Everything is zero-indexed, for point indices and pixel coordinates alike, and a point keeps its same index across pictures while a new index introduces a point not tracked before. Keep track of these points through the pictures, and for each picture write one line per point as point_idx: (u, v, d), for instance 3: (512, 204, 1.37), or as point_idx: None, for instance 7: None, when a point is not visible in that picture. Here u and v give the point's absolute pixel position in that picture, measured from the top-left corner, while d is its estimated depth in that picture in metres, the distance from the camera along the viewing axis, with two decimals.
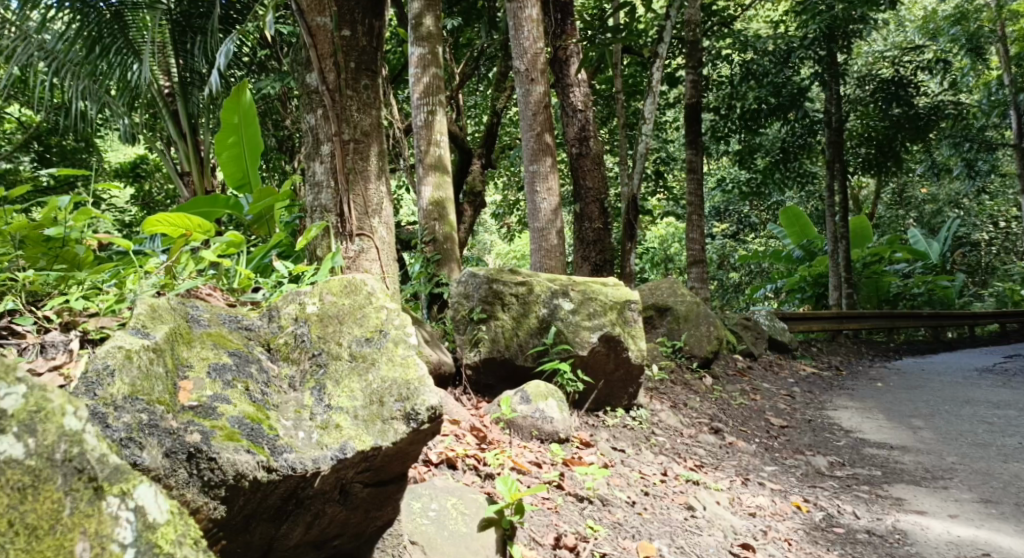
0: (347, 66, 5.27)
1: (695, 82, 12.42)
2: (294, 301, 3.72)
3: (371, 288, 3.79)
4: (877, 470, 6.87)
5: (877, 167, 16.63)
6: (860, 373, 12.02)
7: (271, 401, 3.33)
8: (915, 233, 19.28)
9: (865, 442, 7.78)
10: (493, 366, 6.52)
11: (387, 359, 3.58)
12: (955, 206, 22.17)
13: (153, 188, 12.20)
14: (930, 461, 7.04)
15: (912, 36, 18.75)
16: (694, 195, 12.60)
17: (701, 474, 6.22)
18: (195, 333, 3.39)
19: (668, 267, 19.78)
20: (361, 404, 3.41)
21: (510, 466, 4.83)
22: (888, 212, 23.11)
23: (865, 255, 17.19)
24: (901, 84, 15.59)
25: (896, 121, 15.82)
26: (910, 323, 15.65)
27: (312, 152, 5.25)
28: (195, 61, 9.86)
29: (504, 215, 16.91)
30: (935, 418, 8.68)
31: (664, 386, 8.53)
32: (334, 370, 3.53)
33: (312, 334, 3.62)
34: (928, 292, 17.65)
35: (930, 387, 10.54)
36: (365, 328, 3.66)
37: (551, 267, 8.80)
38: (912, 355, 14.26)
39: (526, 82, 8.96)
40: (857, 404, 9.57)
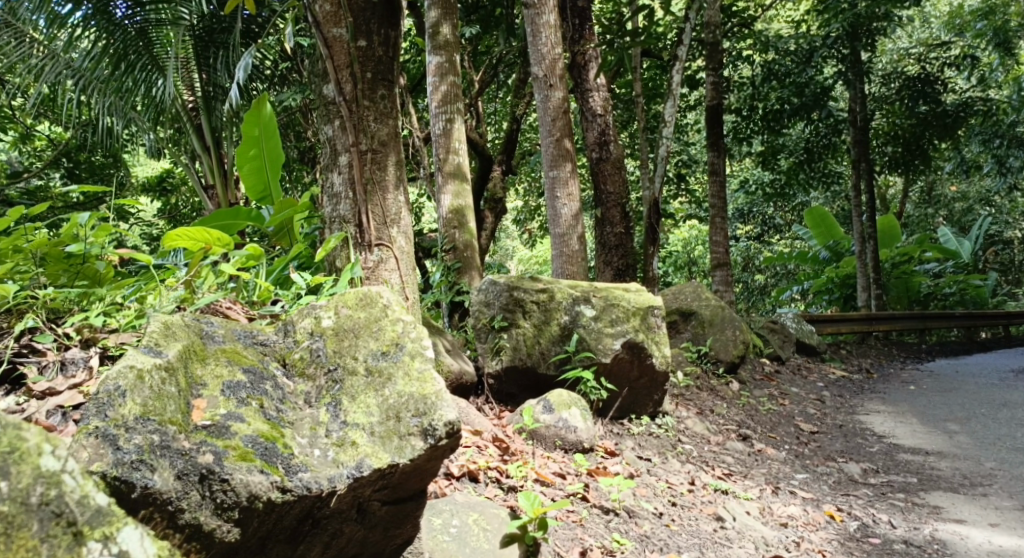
0: (363, 77, 5.20)
1: (716, 83, 12.30)
2: (309, 314, 3.70)
3: (387, 300, 3.73)
4: (912, 477, 6.75)
5: (904, 166, 16.46)
6: (891, 375, 11.84)
7: (286, 419, 3.32)
8: (945, 231, 19.03)
9: (899, 448, 7.65)
10: (514, 374, 6.50)
11: (403, 373, 3.52)
12: (984, 203, 21.84)
13: (180, 201, 12.26)
14: (967, 467, 6.91)
15: (937, 32, 18.49)
16: (717, 197, 12.51)
17: (729, 483, 6.14)
18: (210, 350, 3.40)
19: (692, 270, 19.63)
20: (377, 419, 3.37)
21: (533, 478, 4.77)
22: (916, 211, 22.82)
23: (893, 255, 16.81)
24: (929, 79, 15.56)
25: (923, 119, 15.72)
26: (940, 324, 15.44)
27: (330, 163, 5.32)
28: (219, 76, 9.89)
29: (527, 222, 16.88)
30: (970, 422, 8.52)
31: (690, 392, 8.45)
32: (350, 385, 3.49)
33: (327, 348, 3.59)
34: (962, 290, 17.63)
35: (964, 390, 10.35)
36: (381, 342, 3.61)
37: (572, 273, 8.75)
38: (943, 357, 14.05)
39: (544, 88, 8.90)
40: (889, 407, 9.42)
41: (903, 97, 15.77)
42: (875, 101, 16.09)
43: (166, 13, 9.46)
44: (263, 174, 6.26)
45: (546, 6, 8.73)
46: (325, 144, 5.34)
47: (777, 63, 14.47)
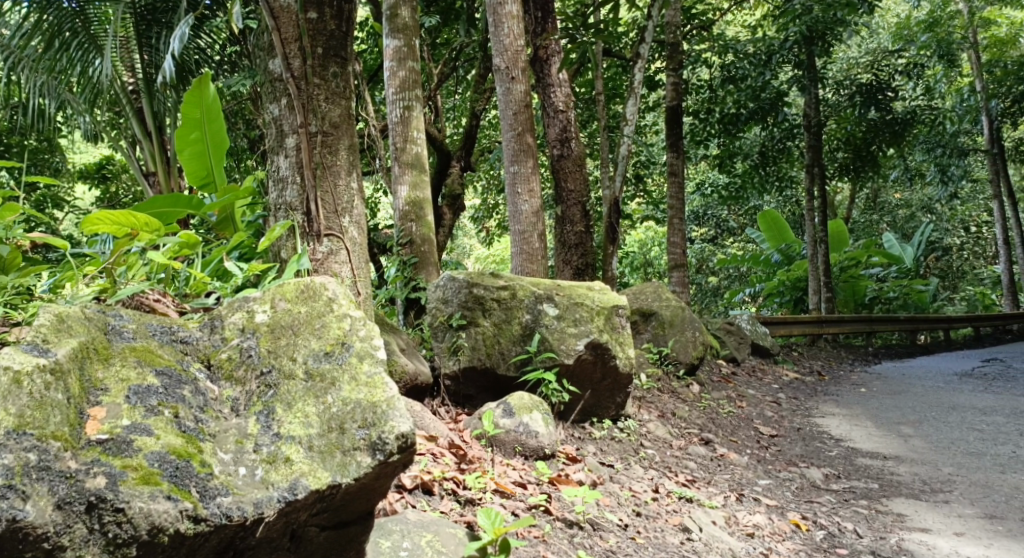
0: (314, 52, 4.86)
1: (676, 84, 12.09)
2: (241, 309, 3.39)
3: (331, 294, 3.42)
4: (873, 482, 6.54)
5: (853, 171, 16.47)
6: (844, 378, 11.73)
7: (207, 431, 2.95)
8: (890, 238, 18.96)
9: (857, 452, 7.46)
10: (472, 375, 6.19)
11: (350, 377, 3.17)
12: (927, 210, 22.08)
13: (120, 190, 11.69)
14: (925, 472, 6.72)
15: (886, 41, 18.65)
16: (674, 198, 12.30)
17: (693, 490, 5.87)
18: (115, 348, 3.04)
19: (648, 271, 19.43)
20: (317, 432, 3.02)
21: (492, 489, 4.47)
22: (863, 216, 22.93)
23: (842, 259, 16.73)
24: (880, 88, 15.07)
25: (873, 125, 15.66)
26: (888, 326, 15.42)
27: (276, 146, 4.95)
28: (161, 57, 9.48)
29: (483, 220, 16.51)
30: (924, 425, 8.37)
31: (651, 394, 8.18)
32: (287, 391, 3.14)
33: (261, 347, 3.26)
34: (904, 295, 17.41)
35: (913, 393, 10.27)
36: (324, 341, 3.27)
37: (532, 270, 8.43)
38: (892, 360, 14.00)
39: (506, 80, 8.55)
40: (844, 411, 9.26)
41: (855, 103, 15.33)
42: (829, 108, 15.89)
43: None
44: (205, 160, 5.85)
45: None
46: (270, 124, 4.97)
47: (735, 66, 14.24)
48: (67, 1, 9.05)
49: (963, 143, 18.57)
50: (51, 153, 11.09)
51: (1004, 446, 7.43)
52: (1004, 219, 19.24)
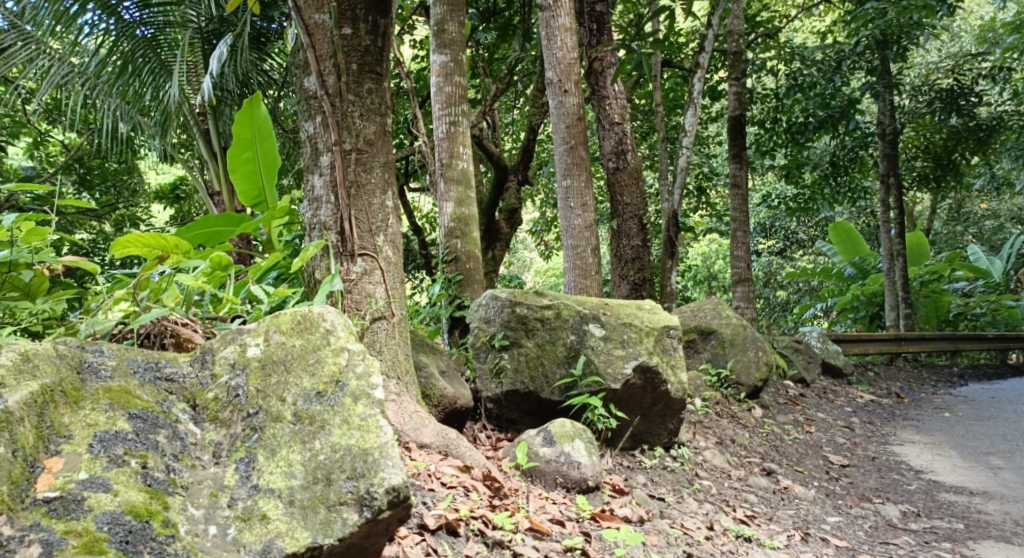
0: (348, 68, 4.80)
1: (739, 94, 11.77)
2: (234, 342, 3.41)
3: (329, 325, 3.47)
4: (958, 522, 6.12)
5: (934, 181, 15.93)
6: (925, 400, 11.16)
7: (179, 483, 2.96)
8: (976, 250, 18.17)
9: (939, 486, 7.03)
10: (515, 399, 6.02)
11: (342, 420, 3.21)
12: (1016, 221, 21.21)
13: (194, 209, 11.69)
14: (1018, 512, 6.28)
15: (965, 46, 17.92)
16: (739, 211, 11.90)
17: (752, 528, 5.56)
18: (88, 389, 3.08)
19: (712, 285, 19.06)
20: (300, 484, 3.05)
21: (525, 528, 4.23)
22: (944, 228, 22.05)
23: (921, 273, 15.99)
24: (962, 92, 14.52)
25: (954, 132, 14.96)
26: (972, 345, 14.73)
27: (310, 164, 4.89)
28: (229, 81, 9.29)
29: (542, 233, 16.28)
30: (1015, 456, 7.87)
31: (709, 419, 7.88)
32: (274, 435, 3.16)
33: (250, 386, 3.28)
34: (992, 311, 16.68)
35: (1003, 418, 9.69)
36: (318, 379, 3.31)
37: (586, 287, 8.17)
38: (977, 381, 13.33)
39: (559, 94, 8.35)
40: (924, 438, 8.79)
41: (935, 109, 14.70)
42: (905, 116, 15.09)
43: (176, 15, 9.22)
44: (257, 179, 5.76)
45: (562, 8, 8.25)
46: (304, 142, 4.91)
47: (801, 74, 13.59)
48: (139, 29, 9.14)
49: None
50: (129, 175, 11.14)
51: None
52: None
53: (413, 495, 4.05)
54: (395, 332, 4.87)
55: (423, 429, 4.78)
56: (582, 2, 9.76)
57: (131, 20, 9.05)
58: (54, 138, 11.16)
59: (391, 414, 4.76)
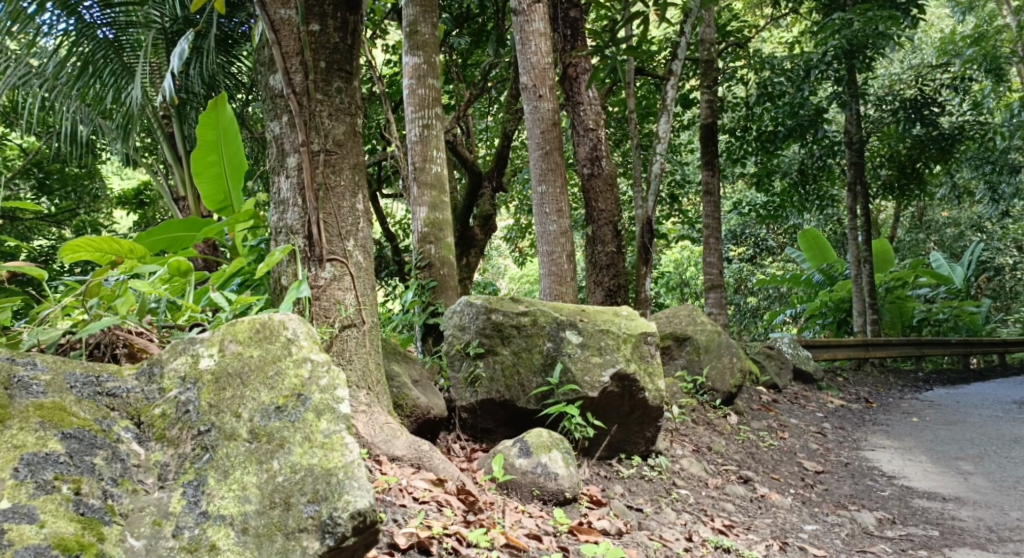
0: (316, 66, 4.69)
1: (711, 102, 11.73)
2: (185, 352, 3.24)
3: (290, 334, 3.32)
4: (932, 529, 6.03)
5: (898, 190, 15.76)
6: (893, 405, 11.14)
7: (117, 511, 2.81)
8: (937, 258, 18.08)
9: (912, 492, 6.94)
10: (491, 408, 5.88)
11: (303, 438, 3.06)
12: (977, 229, 21.46)
13: (158, 215, 11.42)
14: (991, 517, 6.20)
15: (928, 57, 18.15)
16: (710, 217, 11.85)
17: (731, 538, 5.43)
18: (18, 407, 2.90)
19: (684, 291, 18.99)
20: (255, 509, 2.91)
21: (501, 544, 4.06)
22: (908, 236, 22.25)
23: (887, 278, 16.19)
24: (926, 102, 14.67)
25: (918, 141, 14.94)
26: (937, 350, 14.76)
27: (276, 166, 4.80)
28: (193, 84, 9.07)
29: (516, 240, 16.14)
30: (984, 461, 7.82)
31: (685, 427, 7.75)
32: (226, 454, 3.01)
33: (202, 402, 3.12)
34: (955, 316, 16.77)
35: (969, 423, 9.68)
36: (278, 393, 3.16)
37: (562, 293, 8.02)
38: (943, 386, 13.35)
39: (533, 99, 8.23)
40: (896, 443, 8.73)
41: (899, 119, 14.87)
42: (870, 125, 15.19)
43: (138, 16, 8.92)
44: (223, 183, 5.56)
45: (536, 13, 8.13)
46: (270, 143, 4.81)
47: (771, 82, 13.68)
48: (100, 29, 8.84)
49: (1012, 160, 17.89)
50: (90, 180, 10.85)
51: None
52: None
53: (383, 513, 3.87)
54: (365, 340, 4.77)
55: (394, 442, 4.62)
56: (556, 7, 9.65)
57: (92, 21, 8.78)
58: (13, 141, 10.86)
59: (361, 426, 4.59)
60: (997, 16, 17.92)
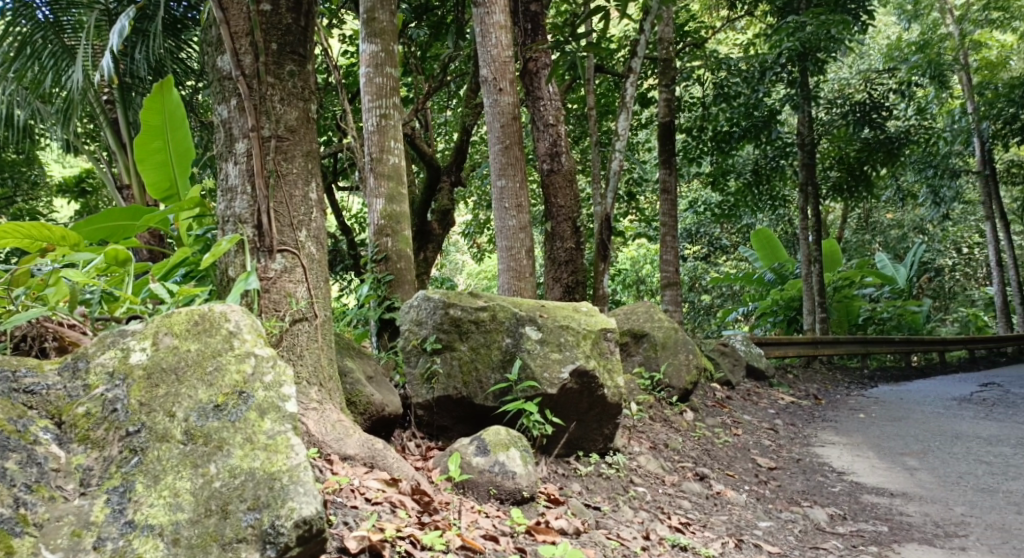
0: (268, 48, 4.58)
1: (669, 101, 11.71)
2: (115, 347, 3.25)
3: (231, 328, 3.36)
4: (882, 525, 5.99)
5: (847, 192, 15.70)
6: (841, 402, 11.21)
7: (32, 521, 2.81)
8: (881, 257, 18.19)
9: (862, 487, 6.93)
10: (447, 405, 5.75)
11: (244, 439, 3.09)
12: (919, 230, 21.68)
13: (102, 204, 11.11)
14: (937, 513, 6.17)
15: (876, 63, 18.47)
16: (667, 215, 11.83)
17: (687, 536, 5.37)
18: None
19: (640, 289, 18.98)
20: (188, 518, 2.92)
21: (457, 545, 3.92)
22: (854, 237, 22.50)
23: (835, 278, 16.24)
24: (875, 106, 14.76)
25: (866, 145, 15.05)
26: (882, 348, 14.88)
27: (225, 151, 4.66)
28: (138, 68, 8.81)
29: (474, 235, 15.99)
30: (929, 456, 7.82)
31: (642, 424, 7.69)
32: (157, 458, 3.02)
33: (132, 399, 3.14)
34: (898, 315, 16.95)
35: (913, 419, 9.77)
36: (217, 391, 3.19)
37: (520, 289, 7.91)
38: (887, 383, 13.50)
39: (494, 92, 8.06)
40: (844, 439, 8.76)
41: (849, 122, 14.83)
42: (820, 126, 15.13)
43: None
44: (169, 170, 5.36)
45: (497, 5, 8.00)
46: (218, 127, 4.68)
47: (728, 83, 13.85)
48: (40, 11, 8.58)
49: (954, 165, 18.38)
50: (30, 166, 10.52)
51: (1015, 481, 6.83)
52: (997, 239, 19.11)
53: (332, 515, 3.72)
54: (317, 335, 4.68)
55: (346, 440, 4.47)
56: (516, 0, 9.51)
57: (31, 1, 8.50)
58: None
59: (311, 424, 4.45)
60: (943, 24, 18.23)
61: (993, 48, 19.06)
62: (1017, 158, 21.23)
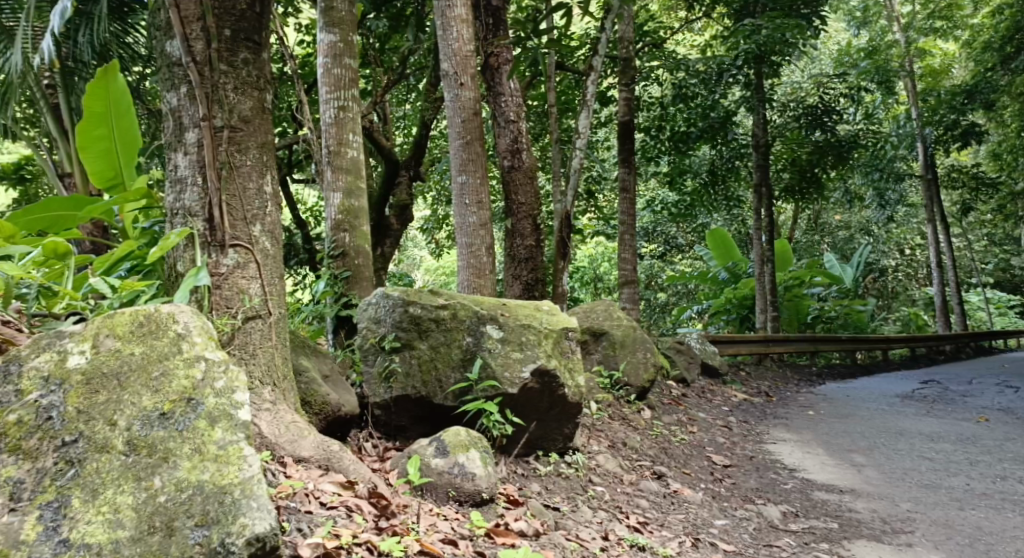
0: (221, 34, 4.45)
1: (628, 100, 11.65)
2: (52, 349, 3.42)
3: (180, 330, 3.54)
4: (832, 522, 5.93)
5: (798, 194, 15.85)
6: (791, 400, 11.28)
7: None
8: (829, 257, 18.35)
9: (812, 484, 6.91)
10: (406, 405, 5.65)
11: (193, 451, 3.26)
12: (865, 232, 22.29)
13: (43, 193, 10.80)
14: (885, 509, 6.12)
15: (826, 67, 18.72)
16: (626, 213, 11.79)
17: (646, 536, 5.31)
18: None
19: (597, 286, 18.95)
20: (130, 534, 3.05)
21: (416, 551, 3.80)
22: (804, 237, 22.46)
23: (786, 277, 16.31)
24: (826, 110, 14.90)
25: (818, 148, 15.19)
26: (830, 345, 14.99)
27: (174, 141, 4.50)
28: (82, 52, 8.54)
29: (432, 231, 15.84)
30: (875, 453, 7.83)
31: (602, 423, 7.64)
32: (96, 470, 3.17)
33: (70, 406, 3.29)
34: (845, 314, 17.10)
35: (860, 416, 9.84)
36: (163, 398, 3.36)
37: (480, 286, 7.80)
38: (835, 381, 13.63)
39: (454, 86, 7.95)
40: (795, 436, 8.79)
41: (801, 125, 15.02)
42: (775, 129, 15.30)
43: None
44: (113, 158, 5.42)
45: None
46: (167, 116, 4.51)
47: (686, 83, 13.75)
48: None
49: (898, 169, 18.77)
50: None
51: (956, 477, 6.83)
52: (937, 243, 19.58)
53: (285, 522, 3.60)
54: (270, 333, 4.55)
55: (301, 442, 4.35)
56: None
57: None
58: None
59: (264, 426, 4.32)
60: (891, 30, 18.55)
61: (936, 56, 19.66)
62: (958, 163, 21.67)
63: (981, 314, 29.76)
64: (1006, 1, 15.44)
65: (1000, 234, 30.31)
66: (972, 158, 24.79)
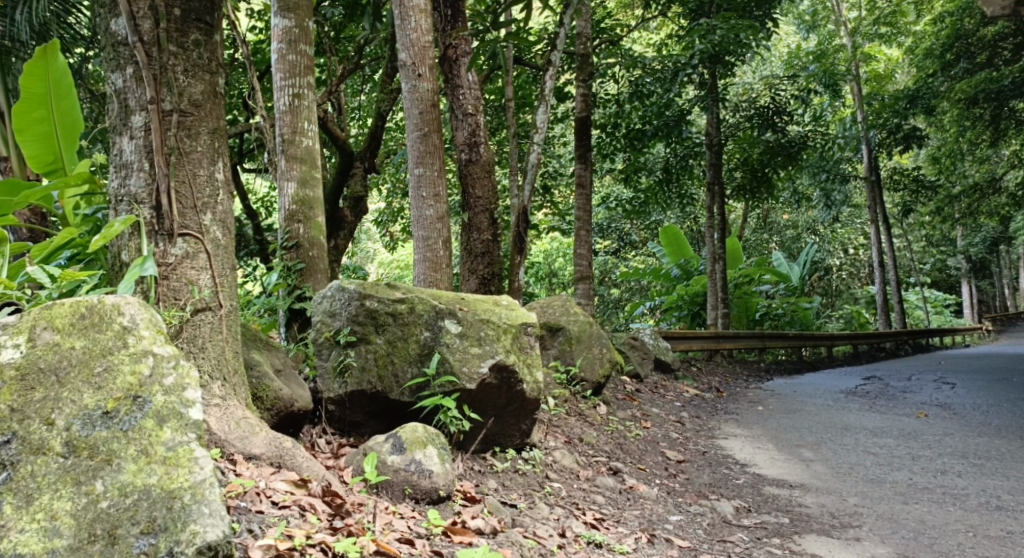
0: (171, 14, 4.30)
1: (585, 96, 11.58)
2: None
3: (126, 322, 3.39)
4: (784, 517, 5.95)
5: (749, 193, 15.97)
6: (741, 395, 11.36)
7: None
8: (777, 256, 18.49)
9: (763, 479, 6.94)
10: (360, 400, 5.54)
11: (139, 452, 3.13)
12: (812, 231, 22.70)
13: None
14: (834, 504, 6.16)
15: (777, 69, 18.95)
16: (581, 209, 11.77)
17: (602, 532, 5.26)
18: None
19: (552, 282, 18.92)
20: (69, 544, 2.93)
21: (371, 551, 3.68)
22: (753, 235, 22.82)
23: (736, 275, 16.42)
24: (777, 111, 14.90)
25: (769, 147, 15.18)
26: (777, 342, 15.14)
27: (119, 125, 4.34)
28: (20, 32, 8.19)
29: (387, 224, 15.66)
30: (823, 448, 7.90)
31: (558, 418, 7.59)
32: (31, 474, 3.03)
33: (3, 405, 3.13)
34: (791, 312, 17.34)
35: (807, 411, 9.94)
36: (107, 395, 3.22)
37: (436, 280, 7.69)
38: (783, 377, 13.76)
39: (412, 77, 7.82)
40: (746, 431, 8.83)
41: (754, 125, 15.04)
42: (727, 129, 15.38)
43: None
44: (52, 142, 5.25)
45: None
46: (111, 98, 4.35)
47: (642, 82, 13.52)
48: None
49: (844, 170, 19.03)
50: None
51: (901, 472, 6.90)
52: (880, 244, 19.91)
53: (236, 523, 3.48)
54: (221, 326, 4.42)
55: (251, 439, 4.23)
56: None
57: None
58: None
59: (213, 421, 4.19)
60: (839, 35, 18.86)
61: (881, 62, 20.25)
62: (903, 165, 22.06)
63: (919, 312, 30.22)
64: (946, 8, 15.87)
65: (937, 236, 30.97)
66: (913, 162, 25.37)
